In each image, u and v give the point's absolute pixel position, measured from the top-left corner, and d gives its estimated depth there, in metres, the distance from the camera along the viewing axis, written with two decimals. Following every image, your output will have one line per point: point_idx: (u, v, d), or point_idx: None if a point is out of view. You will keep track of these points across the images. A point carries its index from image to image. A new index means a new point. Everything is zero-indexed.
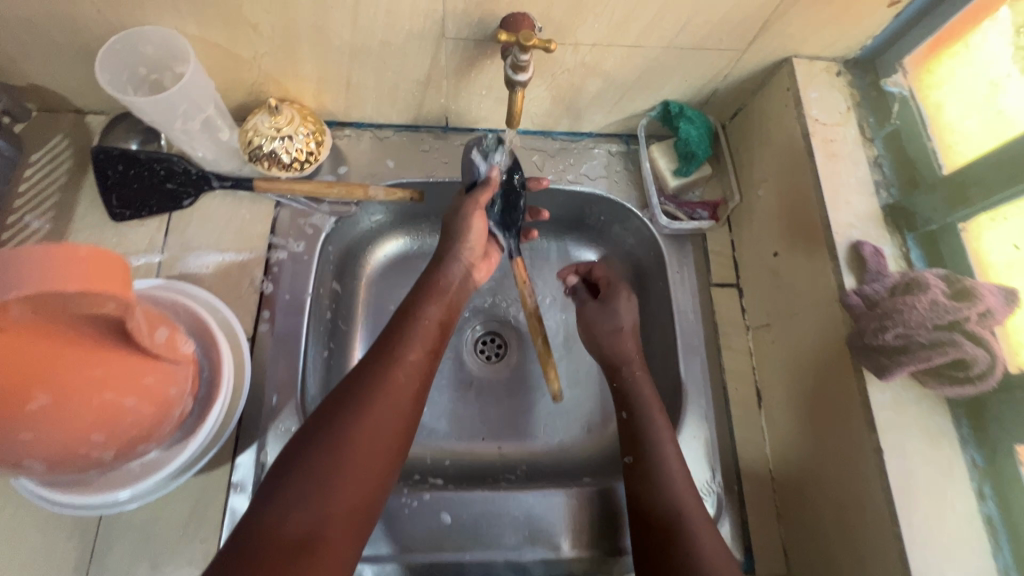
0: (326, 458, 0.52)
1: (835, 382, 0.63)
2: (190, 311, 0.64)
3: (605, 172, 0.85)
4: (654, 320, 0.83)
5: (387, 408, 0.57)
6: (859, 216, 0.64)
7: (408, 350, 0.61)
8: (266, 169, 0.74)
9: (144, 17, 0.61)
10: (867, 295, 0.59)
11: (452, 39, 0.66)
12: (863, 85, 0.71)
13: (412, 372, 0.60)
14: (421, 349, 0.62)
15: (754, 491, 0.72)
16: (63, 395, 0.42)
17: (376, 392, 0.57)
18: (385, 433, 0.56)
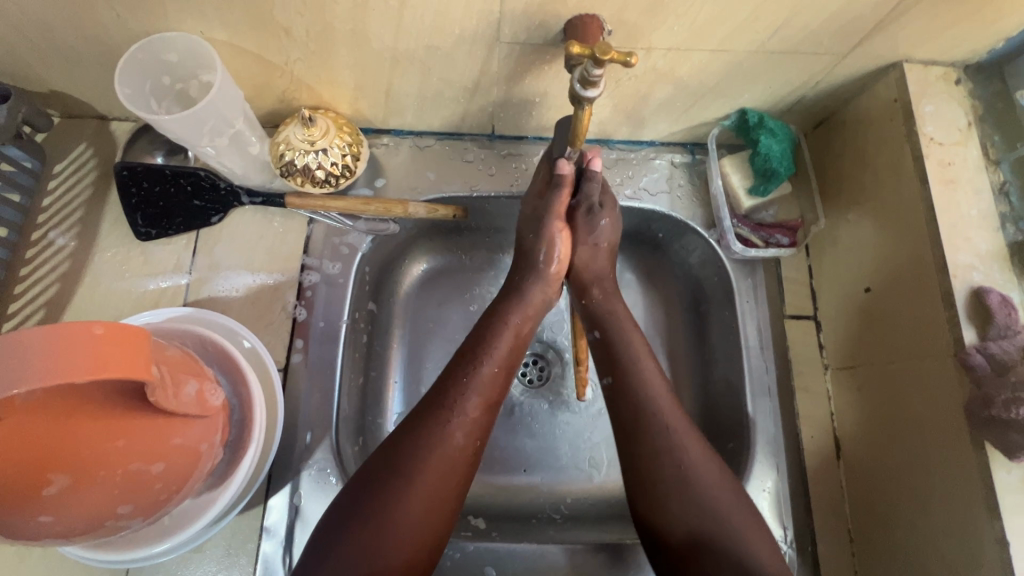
0: (381, 507, 0.49)
1: (943, 446, 0.55)
2: (218, 345, 0.58)
3: (668, 187, 0.76)
4: (715, 352, 0.74)
5: (445, 470, 0.52)
6: (981, 256, 0.56)
7: (467, 403, 0.55)
8: (299, 185, 0.68)
9: (166, 22, 0.55)
10: (994, 357, 0.51)
11: (507, 44, 0.58)
12: (987, 95, 0.61)
13: (467, 429, 0.54)
14: (479, 402, 0.56)
15: (832, 555, 0.64)
16: (82, 475, 0.39)
17: (428, 454, 0.52)
18: (441, 497, 0.51)
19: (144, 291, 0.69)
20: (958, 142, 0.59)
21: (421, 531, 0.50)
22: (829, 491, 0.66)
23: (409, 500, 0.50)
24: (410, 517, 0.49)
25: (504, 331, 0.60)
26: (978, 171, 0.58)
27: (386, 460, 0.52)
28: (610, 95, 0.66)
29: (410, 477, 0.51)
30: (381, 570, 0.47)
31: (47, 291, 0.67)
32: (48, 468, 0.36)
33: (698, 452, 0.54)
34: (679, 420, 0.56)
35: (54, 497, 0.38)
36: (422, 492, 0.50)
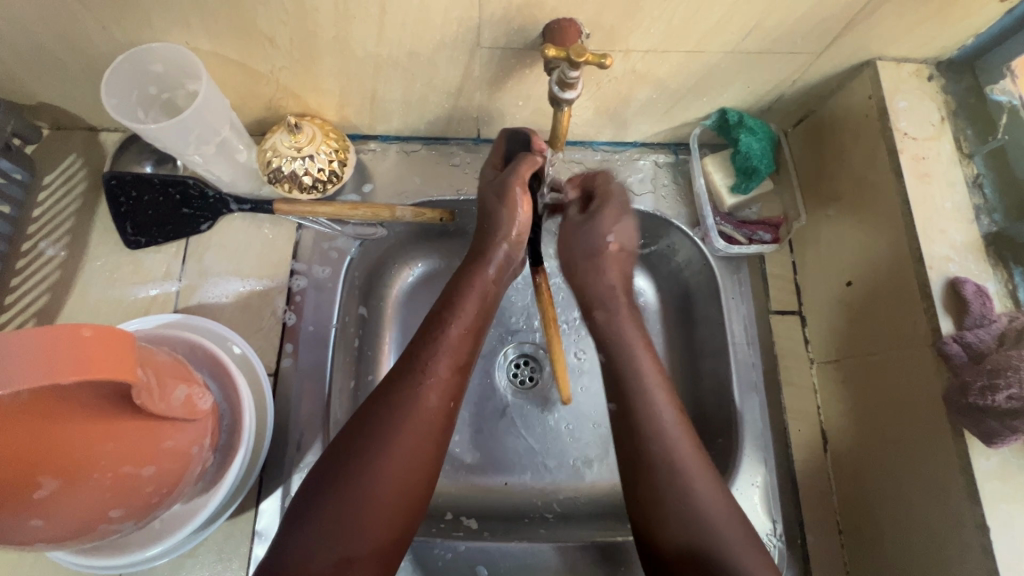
0: (356, 476, 0.50)
1: (920, 433, 0.56)
2: (208, 349, 0.59)
3: (652, 187, 0.77)
4: (702, 348, 0.74)
5: (417, 430, 0.52)
6: (956, 247, 0.57)
7: (438, 363, 0.56)
8: (287, 191, 0.69)
9: (151, 33, 0.56)
10: (970, 346, 0.52)
11: (488, 48, 0.59)
12: (959, 90, 0.63)
13: (440, 391, 0.55)
14: (450, 364, 0.57)
15: (820, 545, 0.64)
16: (72, 477, 0.39)
17: (400, 419, 0.52)
18: (414, 462, 0.52)
19: (135, 298, 0.69)
20: (931, 137, 0.60)
21: (396, 502, 0.50)
22: (816, 483, 0.67)
23: (377, 468, 0.50)
24: (382, 485, 0.50)
25: (473, 292, 0.61)
26: (952, 164, 0.60)
27: (358, 429, 0.52)
28: (592, 98, 0.67)
29: (382, 444, 0.51)
30: (359, 537, 0.48)
31: (37, 301, 0.68)
32: (39, 476, 0.37)
33: (703, 475, 0.54)
34: (687, 453, 0.55)
35: (44, 500, 0.38)
36: (393, 462, 0.51)
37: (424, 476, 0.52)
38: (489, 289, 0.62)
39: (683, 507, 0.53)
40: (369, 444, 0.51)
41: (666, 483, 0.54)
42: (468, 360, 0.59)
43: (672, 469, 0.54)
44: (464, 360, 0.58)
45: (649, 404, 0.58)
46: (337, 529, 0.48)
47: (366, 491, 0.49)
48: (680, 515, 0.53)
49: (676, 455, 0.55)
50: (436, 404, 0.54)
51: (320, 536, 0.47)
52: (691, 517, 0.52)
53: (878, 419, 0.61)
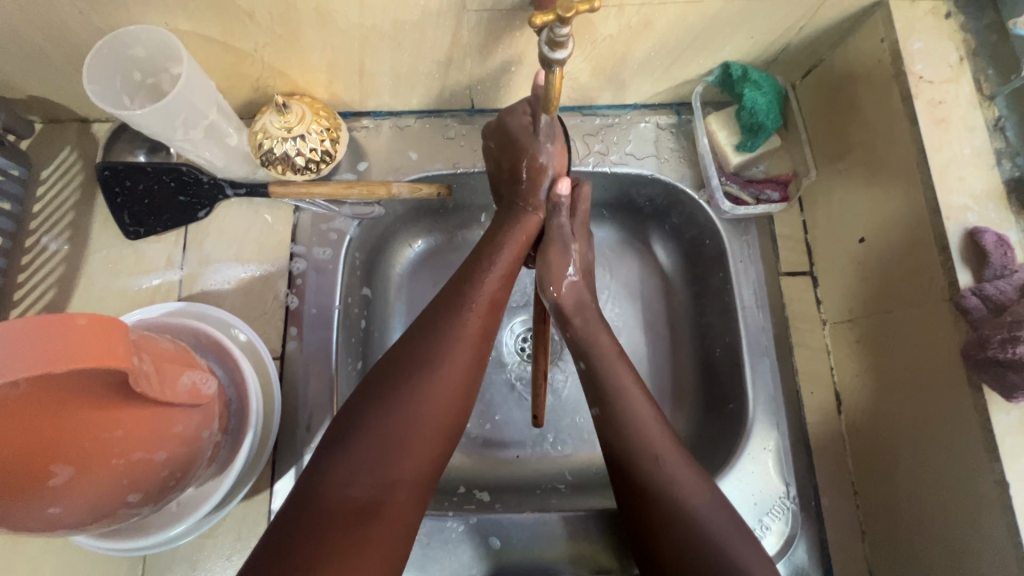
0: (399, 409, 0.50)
1: (939, 392, 0.54)
2: (210, 336, 0.59)
3: (654, 150, 0.74)
4: (711, 314, 0.73)
5: (458, 363, 0.53)
6: (975, 196, 0.54)
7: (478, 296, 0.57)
8: (281, 173, 0.68)
9: (130, 15, 0.54)
10: (989, 298, 0.49)
11: (475, 12, 0.56)
12: (979, 27, 0.58)
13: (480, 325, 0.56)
14: (489, 305, 0.57)
15: (834, 506, 0.64)
16: (85, 465, 0.40)
17: (438, 358, 0.53)
18: (448, 402, 0.52)
19: (139, 289, 0.70)
20: (950, 79, 0.57)
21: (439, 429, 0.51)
22: (829, 443, 0.66)
23: (416, 405, 0.50)
24: (420, 421, 0.50)
25: (508, 237, 0.61)
26: (971, 108, 0.56)
27: (398, 368, 0.52)
28: (587, 59, 0.64)
29: (422, 379, 0.51)
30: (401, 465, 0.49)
31: (45, 295, 0.69)
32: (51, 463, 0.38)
33: (699, 486, 0.52)
34: (692, 483, 0.52)
35: (59, 488, 0.39)
36: (433, 398, 0.51)
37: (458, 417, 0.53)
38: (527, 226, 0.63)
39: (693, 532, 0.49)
40: (409, 378, 0.51)
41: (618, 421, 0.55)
42: (502, 305, 0.59)
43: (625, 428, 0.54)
44: (501, 305, 0.59)
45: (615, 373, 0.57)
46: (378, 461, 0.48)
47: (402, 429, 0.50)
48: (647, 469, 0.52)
49: (665, 462, 0.53)
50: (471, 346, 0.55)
51: (361, 467, 0.48)
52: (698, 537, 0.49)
53: (895, 379, 0.59)
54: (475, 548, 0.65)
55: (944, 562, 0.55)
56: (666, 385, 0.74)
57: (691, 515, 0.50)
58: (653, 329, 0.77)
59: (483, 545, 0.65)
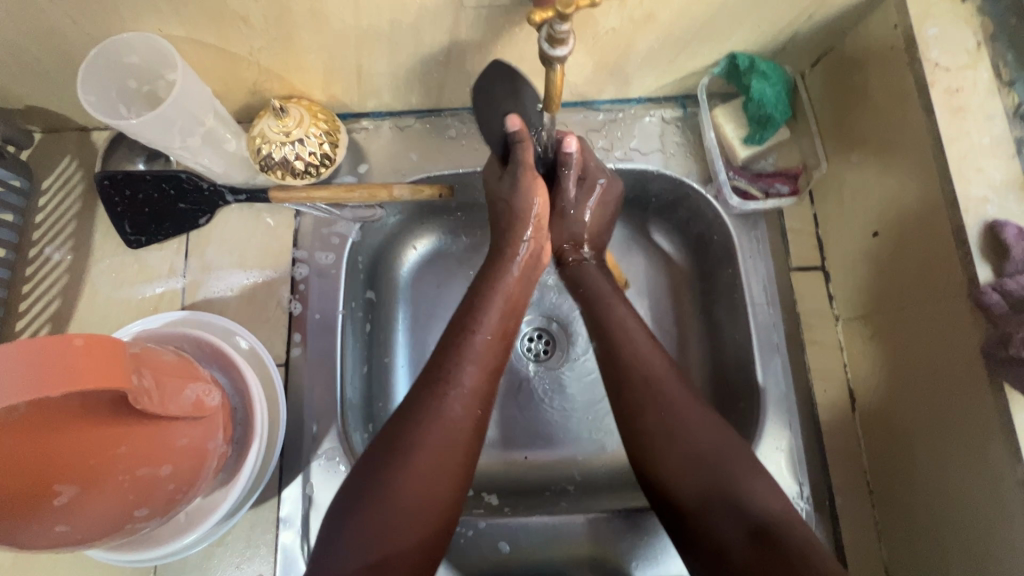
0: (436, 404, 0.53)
1: (957, 397, 0.53)
2: (214, 345, 0.59)
3: (660, 145, 0.73)
4: (721, 312, 0.71)
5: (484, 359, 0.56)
6: (995, 187, 0.52)
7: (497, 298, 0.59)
8: (280, 178, 0.67)
9: (122, 22, 0.54)
10: (1012, 294, 0.47)
11: (473, 8, 0.55)
12: (997, 10, 0.56)
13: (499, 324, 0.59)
14: (478, 371, 0.56)
15: (849, 506, 0.63)
16: (90, 482, 0.39)
17: (420, 434, 0.51)
18: (437, 474, 0.50)
19: (143, 297, 0.69)
20: (967, 65, 0.54)
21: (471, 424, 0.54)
22: (843, 442, 0.65)
23: (399, 483, 0.49)
24: (406, 499, 0.49)
25: (495, 296, 0.60)
26: (990, 95, 0.54)
27: (382, 445, 0.51)
28: (588, 53, 0.62)
29: (405, 456, 0.50)
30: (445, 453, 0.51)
31: (50, 306, 0.69)
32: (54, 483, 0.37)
33: (709, 428, 0.54)
34: (695, 415, 0.54)
35: (65, 508, 0.39)
36: (416, 475, 0.49)
37: (452, 487, 0.51)
38: (511, 289, 0.61)
39: (695, 457, 0.52)
40: (392, 460, 0.50)
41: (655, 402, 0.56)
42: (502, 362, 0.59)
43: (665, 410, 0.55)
44: (492, 366, 0.57)
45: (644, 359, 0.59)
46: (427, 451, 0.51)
47: (391, 505, 0.48)
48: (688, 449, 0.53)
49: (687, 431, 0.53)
50: (460, 420, 0.53)
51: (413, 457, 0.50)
52: (703, 460, 0.52)
53: (912, 376, 0.58)
54: (485, 552, 0.64)
55: (964, 565, 0.53)
56: None
57: (698, 446, 0.53)
58: (661, 327, 0.75)
59: (492, 550, 0.64)
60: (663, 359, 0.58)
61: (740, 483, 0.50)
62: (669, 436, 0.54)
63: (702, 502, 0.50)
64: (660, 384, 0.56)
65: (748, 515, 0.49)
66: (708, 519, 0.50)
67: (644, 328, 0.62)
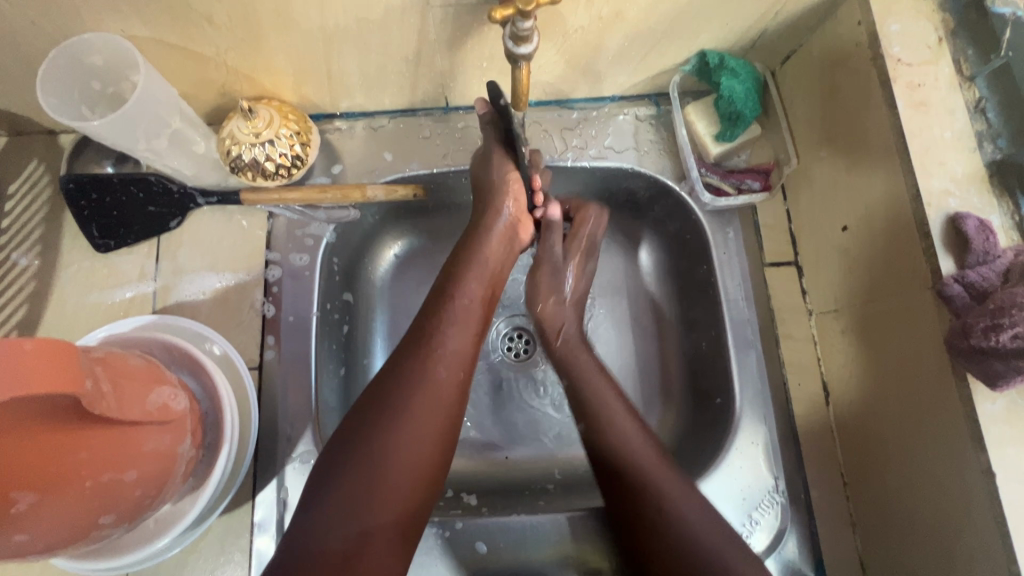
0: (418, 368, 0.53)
1: (921, 367, 0.54)
2: (182, 349, 0.58)
3: (634, 143, 0.73)
4: (697, 307, 0.72)
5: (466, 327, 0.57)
6: (957, 181, 0.53)
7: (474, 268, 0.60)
8: (251, 180, 0.66)
9: (82, 22, 0.53)
10: (972, 286, 0.48)
11: (439, 7, 0.55)
12: (958, 6, 0.57)
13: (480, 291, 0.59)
14: (461, 338, 0.56)
15: (824, 498, 0.63)
16: (48, 489, 0.38)
17: (410, 391, 0.51)
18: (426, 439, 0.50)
19: (113, 302, 0.68)
20: (928, 61, 0.55)
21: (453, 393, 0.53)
22: (818, 435, 0.65)
23: (387, 445, 0.49)
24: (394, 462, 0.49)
25: (475, 265, 0.60)
26: (951, 90, 0.55)
27: (371, 403, 0.51)
28: (559, 52, 0.62)
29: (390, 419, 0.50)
30: (430, 422, 0.51)
31: (17, 312, 0.67)
32: (12, 491, 0.36)
33: (696, 509, 0.53)
34: (679, 494, 0.54)
35: (24, 516, 0.38)
36: (403, 438, 0.50)
37: (438, 454, 0.51)
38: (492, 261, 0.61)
39: (692, 543, 0.51)
40: (379, 418, 0.50)
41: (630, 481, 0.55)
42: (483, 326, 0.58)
43: (649, 490, 0.54)
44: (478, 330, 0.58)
45: (614, 426, 0.58)
46: (412, 416, 0.50)
47: (377, 468, 0.48)
48: (677, 535, 0.52)
49: (676, 516, 0.52)
50: (446, 378, 0.53)
51: (397, 427, 0.50)
52: (692, 548, 0.51)
53: (882, 368, 0.58)
54: (463, 553, 0.64)
55: (933, 555, 0.54)
56: (654, 382, 0.73)
57: (688, 533, 0.51)
58: (639, 324, 0.75)
59: (470, 551, 0.64)
60: (637, 434, 0.58)
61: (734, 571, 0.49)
62: (662, 523, 0.52)
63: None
64: (647, 473, 0.55)
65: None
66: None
67: (618, 390, 0.62)
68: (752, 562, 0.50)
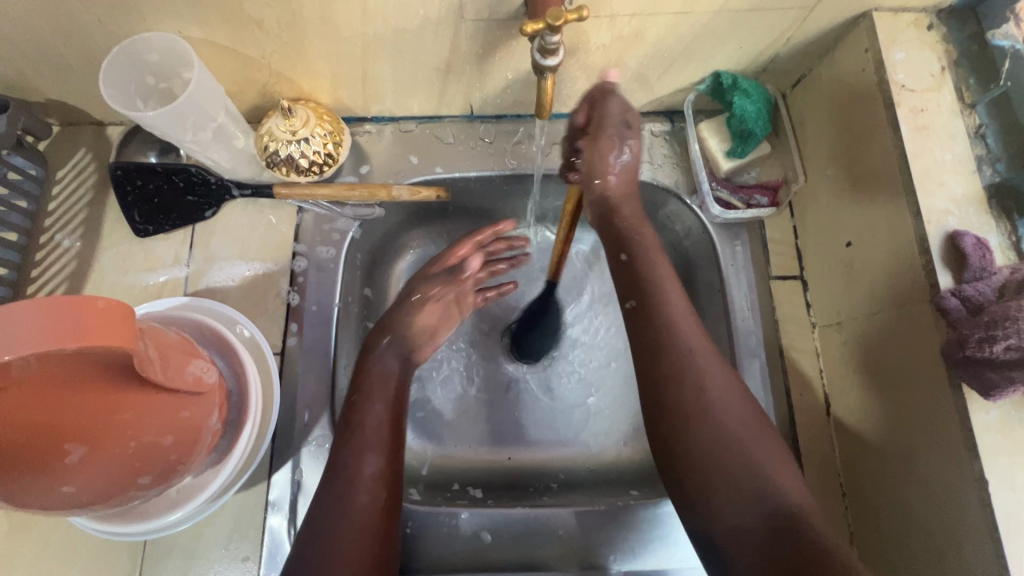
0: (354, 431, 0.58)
1: (930, 438, 0.54)
2: (214, 330, 0.61)
3: (648, 156, 0.76)
4: (704, 316, 0.74)
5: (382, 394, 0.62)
6: (956, 201, 0.55)
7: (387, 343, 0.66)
8: (285, 175, 0.70)
9: (144, 23, 0.57)
10: (968, 299, 0.50)
11: (473, 21, 0.59)
12: (961, 38, 0.60)
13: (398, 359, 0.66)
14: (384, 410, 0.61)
15: (822, 506, 0.65)
16: (97, 443, 0.41)
17: (347, 451, 0.57)
18: (362, 539, 0.53)
19: (147, 285, 0.72)
20: (931, 88, 0.59)
21: (379, 446, 0.58)
22: (818, 445, 0.67)
23: (352, 497, 0.54)
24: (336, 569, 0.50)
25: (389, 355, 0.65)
26: (952, 116, 0.58)
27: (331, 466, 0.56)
28: (581, 67, 0.66)
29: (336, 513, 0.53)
30: (365, 474, 0.56)
31: (57, 290, 0.71)
32: (64, 442, 0.39)
33: (733, 403, 0.54)
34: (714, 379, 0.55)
35: (73, 467, 0.41)
36: (354, 498, 0.54)
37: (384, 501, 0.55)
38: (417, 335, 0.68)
39: (724, 441, 0.52)
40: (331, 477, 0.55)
41: (671, 364, 0.55)
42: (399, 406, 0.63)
43: (704, 408, 0.53)
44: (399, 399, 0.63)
45: (667, 313, 0.58)
46: (346, 470, 0.55)
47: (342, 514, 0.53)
48: (711, 443, 0.52)
49: (712, 405, 0.53)
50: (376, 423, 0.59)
51: (347, 485, 0.55)
52: (731, 447, 0.52)
53: (882, 380, 0.60)
54: (468, 544, 0.66)
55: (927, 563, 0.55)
56: None
57: (723, 426, 0.52)
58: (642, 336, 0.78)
59: (475, 540, 0.66)
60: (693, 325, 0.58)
61: (764, 472, 0.50)
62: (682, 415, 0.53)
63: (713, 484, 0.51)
64: (687, 360, 0.55)
65: (766, 503, 0.49)
66: (723, 511, 0.50)
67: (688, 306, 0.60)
68: (787, 466, 0.51)
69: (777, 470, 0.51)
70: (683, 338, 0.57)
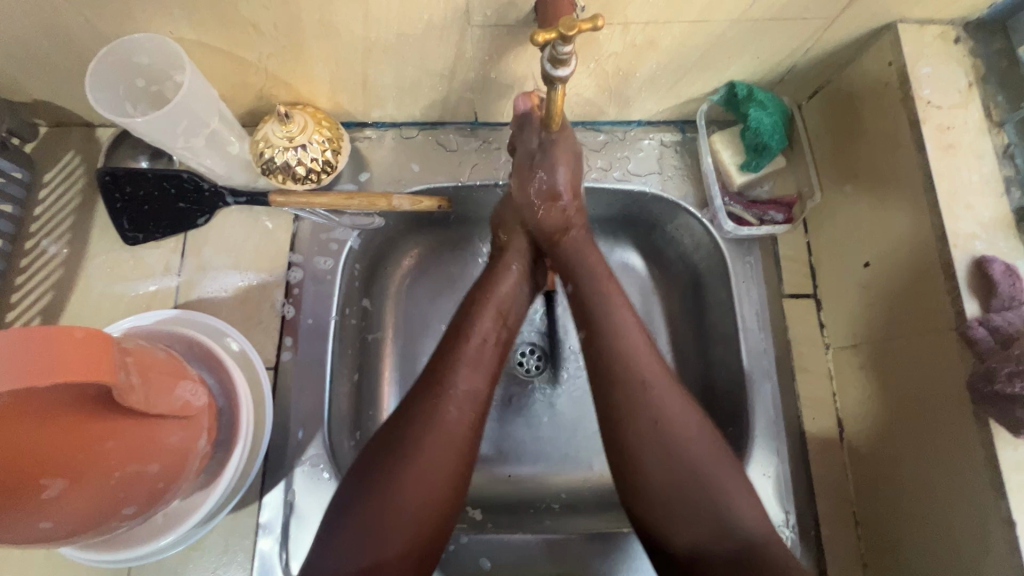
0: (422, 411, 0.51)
1: (947, 440, 0.52)
2: (203, 346, 0.59)
3: (658, 167, 0.74)
4: (714, 334, 0.72)
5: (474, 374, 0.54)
6: (984, 225, 0.53)
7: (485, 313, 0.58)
8: (281, 182, 0.67)
9: (133, 23, 0.54)
10: (997, 330, 0.48)
11: (479, 27, 0.56)
12: (989, 53, 0.58)
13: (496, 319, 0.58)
14: (473, 381, 0.54)
15: (834, 535, 0.62)
16: (76, 476, 0.39)
17: (426, 431, 0.50)
18: (436, 482, 0.49)
19: (136, 294, 0.69)
20: (958, 105, 0.56)
21: (451, 438, 0.51)
22: (831, 472, 0.64)
23: (400, 488, 0.48)
24: (400, 515, 0.47)
25: (491, 305, 0.58)
26: (980, 134, 0.55)
27: (381, 445, 0.50)
28: (591, 76, 0.63)
29: (404, 460, 0.49)
30: (428, 459, 0.49)
31: (42, 299, 0.68)
32: (39, 477, 0.37)
33: (692, 424, 0.51)
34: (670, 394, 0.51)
35: (52, 503, 0.38)
36: (411, 483, 0.48)
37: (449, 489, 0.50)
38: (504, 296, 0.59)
39: (687, 476, 0.49)
40: (392, 458, 0.49)
41: (628, 387, 0.51)
42: (491, 372, 0.56)
43: (660, 436, 0.50)
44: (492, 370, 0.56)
45: (614, 322, 0.55)
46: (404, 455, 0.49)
47: (388, 506, 0.47)
48: (671, 467, 0.49)
49: (663, 426, 0.50)
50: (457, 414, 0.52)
51: (402, 474, 0.48)
52: (688, 480, 0.48)
53: (900, 407, 0.58)
54: (465, 569, 0.63)
55: None
56: None
57: (684, 453, 0.49)
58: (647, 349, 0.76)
59: (474, 566, 0.63)
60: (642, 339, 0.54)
61: (725, 503, 0.48)
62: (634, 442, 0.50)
63: (669, 517, 0.48)
64: (651, 388, 0.51)
65: (732, 535, 0.47)
66: (679, 535, 0.48)
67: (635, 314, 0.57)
68: (746, 490, 0.49)
69: (734, 490, 0.49)
70: (635, 358, 0.53)
